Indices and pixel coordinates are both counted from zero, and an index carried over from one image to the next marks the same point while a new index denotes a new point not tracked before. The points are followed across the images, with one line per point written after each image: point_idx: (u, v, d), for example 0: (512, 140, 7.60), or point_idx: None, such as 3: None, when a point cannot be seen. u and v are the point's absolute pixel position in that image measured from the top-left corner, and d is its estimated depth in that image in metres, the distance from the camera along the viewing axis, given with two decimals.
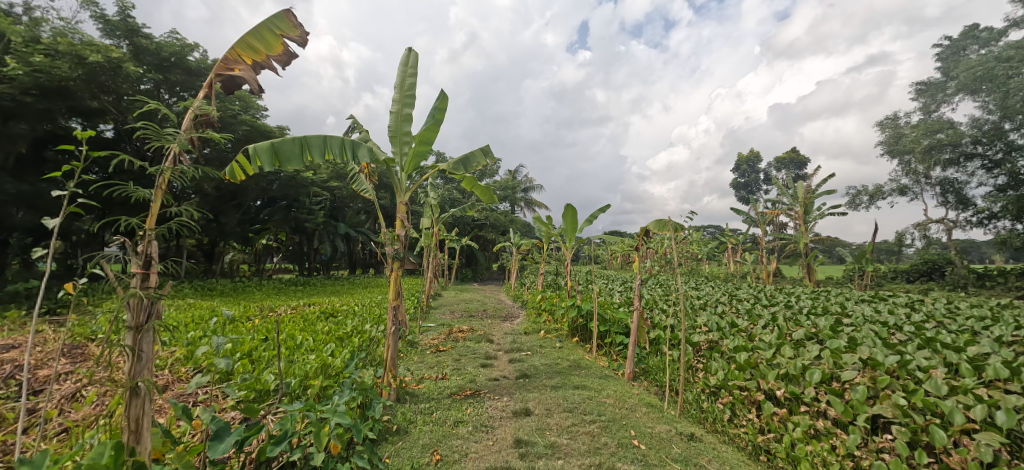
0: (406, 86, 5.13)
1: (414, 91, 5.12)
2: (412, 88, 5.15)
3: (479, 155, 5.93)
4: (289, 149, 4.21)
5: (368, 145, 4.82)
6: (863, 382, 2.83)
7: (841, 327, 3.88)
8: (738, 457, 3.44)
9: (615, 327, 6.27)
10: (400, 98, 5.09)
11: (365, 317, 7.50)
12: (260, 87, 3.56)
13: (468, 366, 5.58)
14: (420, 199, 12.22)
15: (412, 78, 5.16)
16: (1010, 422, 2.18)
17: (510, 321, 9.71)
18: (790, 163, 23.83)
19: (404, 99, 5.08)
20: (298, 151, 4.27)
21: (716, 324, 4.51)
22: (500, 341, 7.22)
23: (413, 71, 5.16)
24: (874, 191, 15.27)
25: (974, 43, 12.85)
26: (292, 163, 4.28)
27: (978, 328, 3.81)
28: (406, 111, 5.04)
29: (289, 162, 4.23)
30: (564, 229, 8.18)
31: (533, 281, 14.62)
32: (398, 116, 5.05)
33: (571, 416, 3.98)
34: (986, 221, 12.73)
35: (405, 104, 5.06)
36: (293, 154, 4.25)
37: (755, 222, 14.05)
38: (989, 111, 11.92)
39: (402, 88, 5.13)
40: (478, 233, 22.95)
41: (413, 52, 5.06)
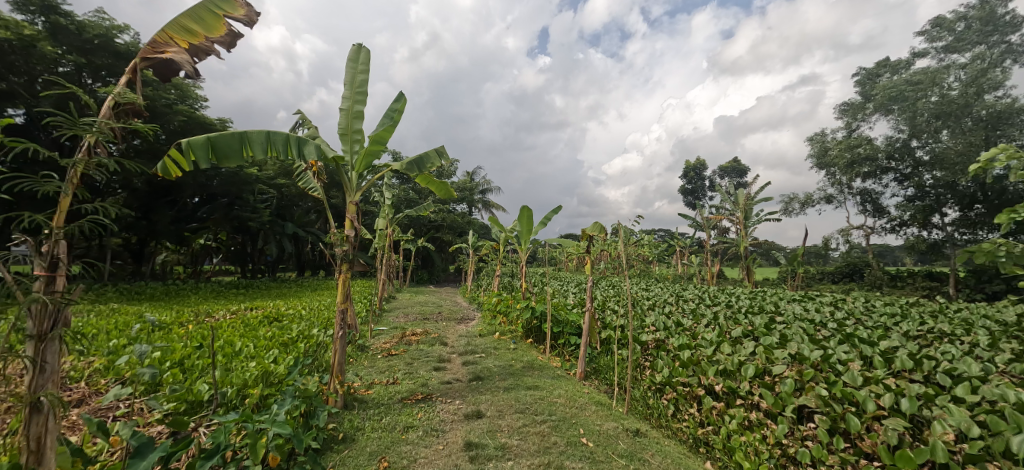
0: (358, 83, 4.98)
1: (365, 88, 4.97)
2: (365, 85, 5.00)
3: (434, 156, 5.85)
4: (228, 144, 3.95)
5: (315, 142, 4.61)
6: (791, 375, 3.03)
7: (774, 324, 4.16)
8: (680, 450, 3.61)
9: (568, 328, 6.40)
10: (350, 95, 4.93)
11: (313, 320, 7.19)
12: (196, 72, 3.32)
13: (420, 369, 5.47)
14: (374, 199, 11.90)
15: (364, 75, 5.01)
16: (912, 408, 2.38)
17: (465, 323, 9.64)
18: (733, 171, 25.38)
19: (356, 96, 4.93)
20: (238, 146, 4.01)
21: (663, 324, 4.68)
22: (455, 344, 7.15)
23: (366, 68, 5.02)
24: (805, 199, 16.57)
25: (887, 70, 14.27)
26: (232, 159, 4.03)
27: (890, 324, 4.22)
28: (358, 107, 4.89)
29: (227, 157, 3.97)
30: (519, 231, 8.24)
31: (490, 283, 14.61)
32: (349, 112, 4.88)
33: (523, 417, 4.00)
34: (898, 227, 14.17)
35: (356, 101, 4.90)
36: (232, 149, 4.00)
37: (700, 226, 14.84)
38: (900, 131, 13.22)
39: (353, 85, 4.97)
40: (434, 234, 22.63)
41: (364, 48, 4.91)
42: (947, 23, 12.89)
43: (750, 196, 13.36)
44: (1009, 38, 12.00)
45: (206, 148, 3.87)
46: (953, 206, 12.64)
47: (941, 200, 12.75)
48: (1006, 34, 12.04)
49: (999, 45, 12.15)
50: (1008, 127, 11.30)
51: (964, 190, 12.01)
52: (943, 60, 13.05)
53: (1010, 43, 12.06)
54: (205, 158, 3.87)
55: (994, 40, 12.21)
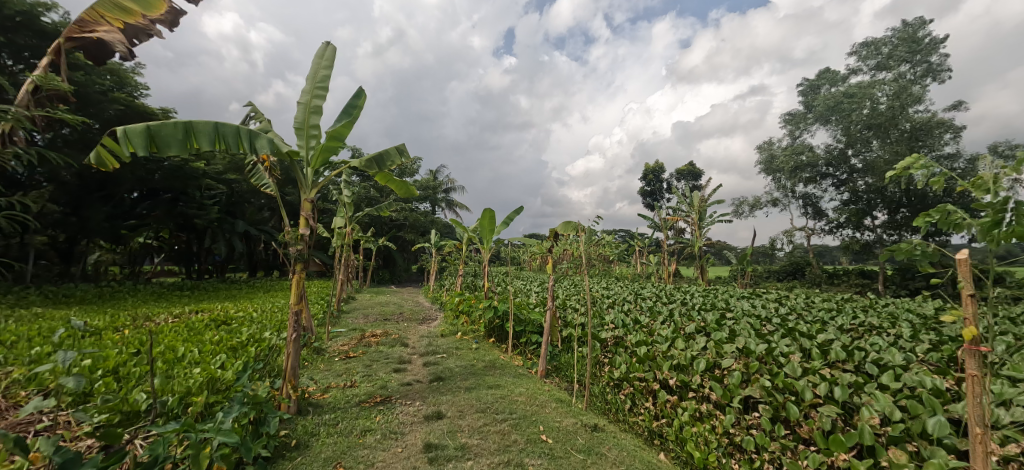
0: (319, 78, 4.81)
1: (327, 83, 4.82)
2: (325, 80, 4.84)
3: (395, 154, 5.74)
4: (169, 135, 3.73)
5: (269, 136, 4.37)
6: (738, 368, 3.20)
7: (724, 320, 4.40)
8: (636, 443, 3.73)
9: (530, 327, 6.45)
10: (309, 89, 4.76)
11: (265, 323, 6.87)
12: (115, 50, 4.53)
13: (379, 371, 5.34)
14: (333, 197, 11.51)
15: (326, 70, 4.85)
16: (844, 395, 2.56)
17: (428, 324, 9.51)
18: (688, 174, 26.47)
19: (315, 91, 4.75)
20: (180, 137, 3.76)
21: (622, 321, 4.82)
22: (416, 345, 7.04)
23: (327, 63, 4.86)
24: (754, 202, 17.54)
25: (826, 82, 15.35)
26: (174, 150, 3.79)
27: (827, 319, 4.55)
28: (317, 103, 4.72)
29: (167, 146, 3.71)
30: (482, 231, 8.22)
31: (453, 283, 14.49)
32: (308, 107, 4.71)
33: (483, 416, 4.00)
34: (835, 229, 15.27)
35: (315, 96, 4.73)
36: (174, 140, 3.76)
37: (658, 227, 15.37)
38: (838, 139, 14.28)
39: (314, 80, 4.80)
40: (396, 233, 22.16)
41: (329, 44, 4.78)
42: (878, 42, 14.05)
43: (704, 198, 13.99)
44: (930, 58, 13.20)
45: (145, 137, 3.69)
46: (882, 210, 13.76)
47: (872, 204, 13.86)
48: (928, 54, 13.24)
49: (922, 64, 13.36)
50: (928, 139, 12.35)
51: (891, 195, 13.11)
52: (874, 75, 14.19)
53: (931, 63, 13.28)
54: (144, 148, 3.69)
55: (917, 59, 13.41)
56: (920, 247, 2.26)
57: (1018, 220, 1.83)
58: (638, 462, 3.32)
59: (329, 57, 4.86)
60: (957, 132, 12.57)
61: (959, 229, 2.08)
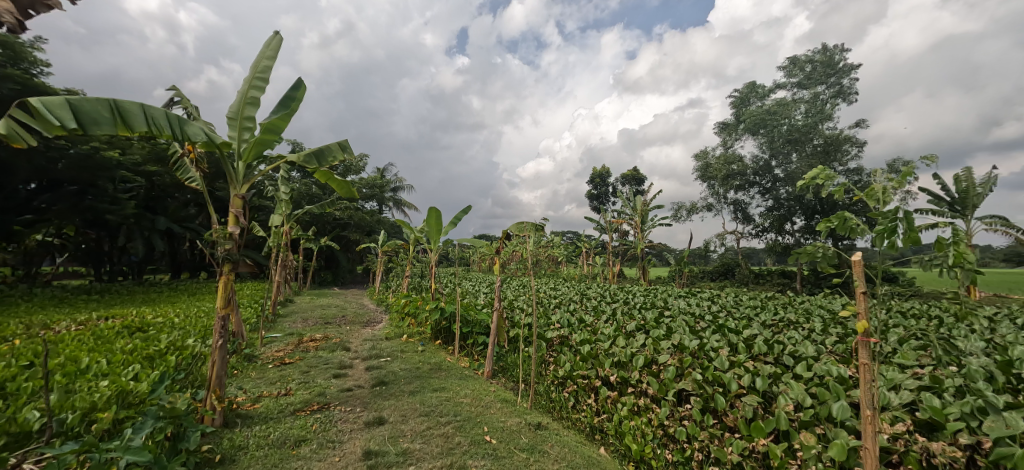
0: (260, 68, 4.51)
1: (269, 74, 4.53)
2: (267, 71, 4.54)
3: (337, 150, 5.51)
4: (98, 110, 3.33)
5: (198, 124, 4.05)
6: (673, 363, 3.38)
7: (662, 318, 4.63)
8: (577, 439, 3.83)
9: (477, 328, 6.42)
10: (248, 79, 4.46)
11: (188, 328, 6.31)
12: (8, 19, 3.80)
13: (317, 378, 5.09)
14: (269, 193, 10.80)
15: (269, 60, 4.56)
16: (764, 385, 2.77)
17: (371, 326, 9.20)
18: (632, 179, 27.66)
19: (253, 81, 4.45)
20: (110, 113, 3.37)
21: (567, 321, 4.93)
22: (358, 348, 6.78)
23: (271, 53, 4.56)
24: (691, 206, 18.65)
25: (755, 96, 16.57)
26: (105, 129, 3.36)
27: (752, 315, 4.93)
28: (254, 94, 4.42)
29: (96, 124, 3.30)
30: (429, 232, 8.08)
31: (399, 284, 14.14)
32: (243, 97, 4.40)
33: (427, 419, 3.93)
34: (761, 233, 16.58)
35: (252, 86, 4.43)
36: (105, 117, 3.35)
37: (603, 229, 15.90)
38: (763, 150, 15.50)
39: (253, 69, 4.48)
40: (340, 233, 21.24)
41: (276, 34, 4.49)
42: (800, 62, 15.36)
43: (646, 202, 14.66)
44: (842, 81, 14.71)
45: (67, 112, 3.22)
46: (800, 216, 15.15)
47: (792, 211, 15.22)
48: (841, 77, 14.75)
49: (835, 85, 14.87)
50: (835, 155, 13.74)
51: (807, 203, 14.48)
52: (795, 93, 15.56)
53: (843, 85, 14.80)
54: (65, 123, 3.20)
55: (831, 81, 14.90)
56: (823, 249, 2.53)
57: (904, 225, 2.08)
58: (579, 457, 3.41)
59: (274, 47, 4.56)
60: (860, 146, 14.03)
61: (856, 233, 2.33)
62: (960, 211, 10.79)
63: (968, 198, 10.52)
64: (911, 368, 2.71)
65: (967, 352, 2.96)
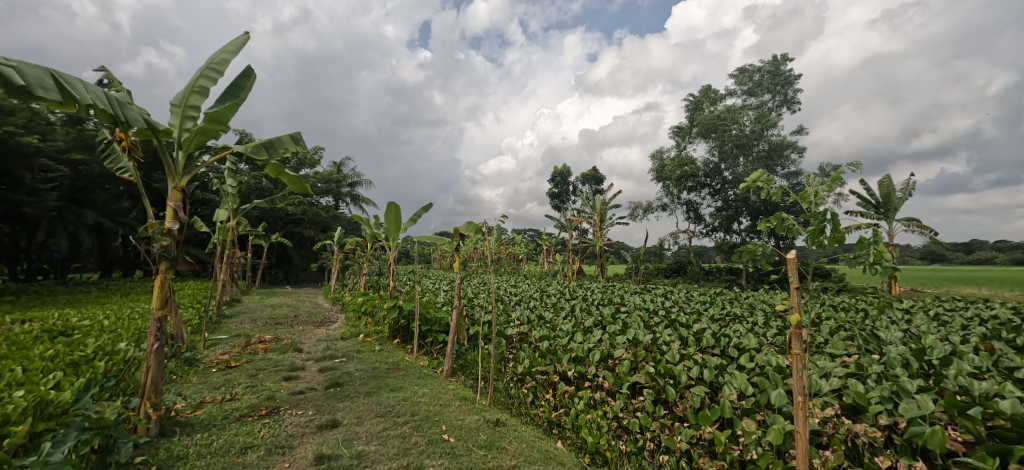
0: (216, 60, 4.24)
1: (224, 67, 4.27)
2: (224, 64, 4.28)
3: (291, 142, 5.25)
4: (41, 75, 2.96)
5: (134, 108, 3.73)
6: (628, 357, 3.49)
7: (618, 314, 4.79)
8: (535, 434, 3.88)
9: (436, 326, 6.34)
10: (200, 69, 4.18)
11: (120, 332, 5.82)
12: None
13: (266, 381, 4.85)
14: (213, 187, 10.14)
15: (229, 55, 4.29)
16: (711, 376, 2.90)
17: (326, 326, 8.88)
18: (591, 178, 28.28)
19: (204, 70, 4.17)
20: (54, 81, 3.03)
21: (527, 317, 4.99)
22: (311, 349, 6.53)
23: (234, 48, 4.29)
24: (647, 206, 19.32)
25: (708, 101, 17.37)
26: (52, 93, 2.96)
27: (701, 310, 5.19)
28: (203, 83, 4.14)
29: (44, 87, 2.92)
30: (388, 229, 7.90)
31: (356, 283, 13.73)
32: (192, 85, 4.12)
33: (384, 420, 3.85)
34: (710, 232, 17.45)
35: (203, 75, 4.16)
36: (49, 83, 2.99)
37: (564, 227, 16.16)
38: (714, 154, 16.29)
39: (207, 58, 4.21)
40: (292, 229, 20.32)
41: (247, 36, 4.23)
42: (749, 71, 16.20)
43: (605, 201, 15.03)
44: (786, 91, 15.75)
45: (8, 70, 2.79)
46: (746, 217, 16.08)
47: (738, 212, 16.12)
48: (785, 87, 15.77)
49: (780, 95, 15.89)
50: (778, 159, 15.06)
51: (753, 205, 15.38)
52: (744, 100, 16.43)
53: (787, 95, 15.84)
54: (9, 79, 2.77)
55: (777, 90, 15.87)
56: (762, 247, 2.71)
57: (831, 225, 2.26)
58: (536, 452, 3.45)
59: (239, 44, 4.29)
60: (803, 153, 15.24)
61: (792, 232, 2.51)
62: (883, 214, 11.85)
63: (890, 202, 11.57)
64: (840, 357, 2.95)
65: (887, 342, 3.26)
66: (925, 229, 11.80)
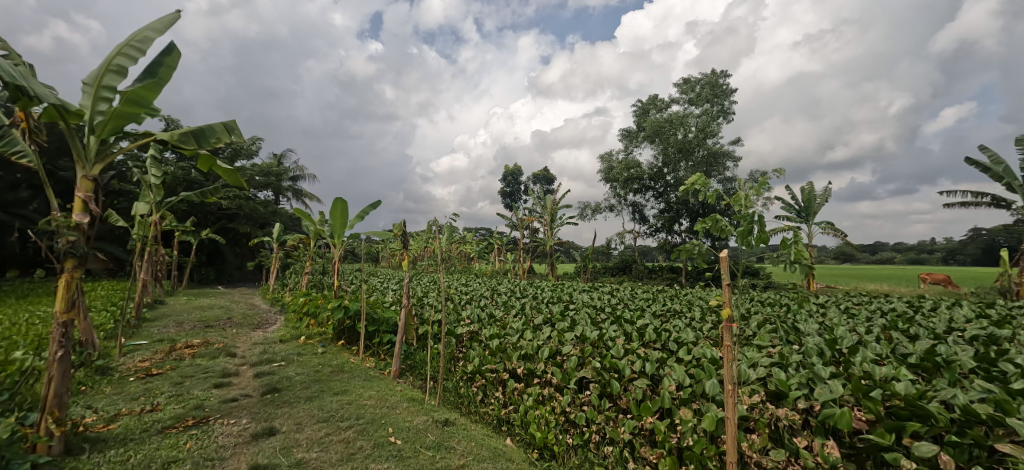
0: (138, 37, 3.86)
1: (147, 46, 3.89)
2: (148, 43, 3.90)
3: (225, 132, 4.89)
4: None
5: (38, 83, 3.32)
6: (575, 353, 3.60)
7: (567, 311, 4.92)
8: (484, 432, 3.87)
9: (384, 326, 6.15)
10: (119, 46, 3.77)
11: (15, 339, 5.14)
12: None
13: (193, 389, 4.47)
14: (133, 177, 9.21)
15: (154, 33, 3.91)
16: (652, 369, 3.04)
17: (263, 329, 8.36)
18: (543, 179, 28.75)
19: (122, 47, 3.77)
20: None
21: (477, 316, 4.98)
22: (246, 354, 6.11)
23: (161, 26, 3.92)
24: (595, 207, 19.94)
25: (654, 108, 18.19)
26: None
27: (645, 307, 5.45)
28: (122, 62, 3.74)
29: None
30: (333, 226, 7.57)
31: (297, 282, 13.05)
32: (107, 64, 3.71)
33: (326, 426, 3.69)
34: (654, 232, 18.32)
35: (121, 53, 3.75)
36: None
37: (515, 226, 16.31)
38: (658, 158, 17.12)
39: (127, 35, 3.81)
40: (226, 225, 18.92)
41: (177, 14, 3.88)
42: (692, 82, 17.19)
43: (556, 201, 15.34)
44: (724, 102, 16.86)
45: None
46: (686, 219, 17.06)
47: (679, 214, 17.06)
48: (723, 99, 16.88)
49: (718, 105, 16.98)
50: (716, 166, 16.08)
51: (692, 207, 16.32)
52: (687, 108, 17.35)
53: (724, 106, 16.96)
54: None
55: (716, 101, 16.93)
56: (699, 247, 2.89)
57: (758, 226, 2.46)
58: (485, 450, 3.45)
59: (168, 22, 3.92)
60: (737, 162, 16.38)
61: (724, 233, 2.70)
62: (804, 217, 13.01)
63: (810, 206, 12.73)
64: (766, 347, 3.21)
65: (806, 333, 3.60)
66: (839, 231, 13.10)
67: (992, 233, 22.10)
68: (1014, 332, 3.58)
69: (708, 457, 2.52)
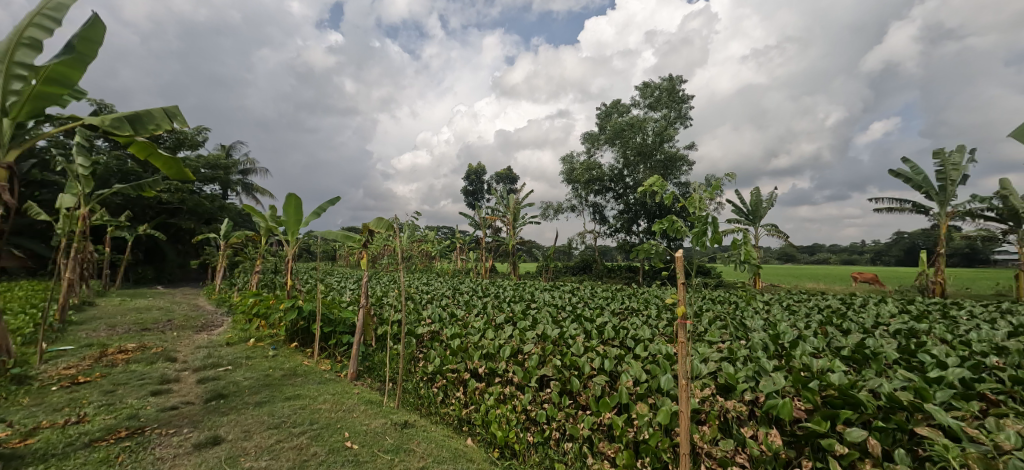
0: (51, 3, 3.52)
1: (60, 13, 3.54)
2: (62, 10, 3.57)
3: (165, 119, 4.53)
4: None
5: None
6: (536, 352, 3.62)
7: (529, 310, 4.96)
8: (445, 433, 3.83)
9: (341, 327, 5.94)
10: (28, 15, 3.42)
11: None
12: None
13: (127, 398, 4.12)
14: (57, 166, 8.37)
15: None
16: (611, 366, 3.10)
17: (207, 332, 7.85)
18: (506, 178, 28.81)
19: (33, 16, 3.43)
20: None
21: (438, 316, 4.91)
22: (188, 358, 5.72)
23: None
24: (557, 207, 20.23)
25: (615, 112, 18.62)
26: None
27: (604, 305, 5.58)
28: (34, 34, 3.40)
29: None
30: (286, 222, 7.22)
31: (247, 282, 12.37)
32: (18, 35, 3.38)
33: (277, 432, 3.52)
34: (613, 232, 18.81)
35: (33, 24, 3.42)
36: None
37: (478, 225, 16.26)
38: (619, 161, 17.59)
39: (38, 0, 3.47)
40: (167, 220, 17.64)
41: None
42: (652, 86, 17.72)
43: (518, 201, 15.42)
44: (681, 107, 17.52)
45: None
46: (644, 220, 17.65)
47: (637, 215, 17.61)
48: (681, 104, 17.54)
49: (676, 111, 17.62)
50: (672, 170, 16.71)
51: (650, 209, 16.90)
52: (647, 112, 17.90)
53: (682, 111, 17.64)
54: None
55: (673, 106, 17.57)
56: (656, 247, 2.99)
57: (711, 228, 2.58)
58: (445, 451, 3.41)
59: None
60: (691, 166, 17.12)
61: (680, 233, 2.80)
62: (751, 220, 13.80)
63: (757, 210, 13.51)
64: (716, 343, 3.38)
65: (751, 329, 3.82)
66: (782, 233, 14.00)
67: (912, 236, 24.38)
68: (930, 326, 3.97)
69: (663, 449, 2.62)
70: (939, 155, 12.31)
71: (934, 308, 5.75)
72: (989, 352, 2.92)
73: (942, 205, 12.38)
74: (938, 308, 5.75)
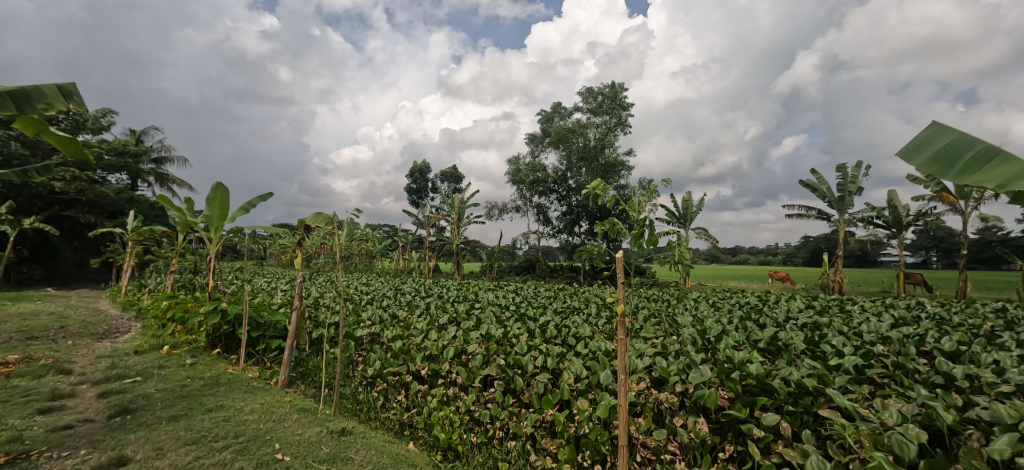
0: None
1: None
2: None
3: (59, 97, 4.00)
4: None
5: None
6: (480, 351, 3.62)
7: (472, 310, 4.95)
8: (385, 438, 3.70)
9: (271, 331, 5.55)
10: None
11: None
12: None
13: (7, 418, 3.55)
14: None
15: None
16: (553, 363, 3.16)
17: (111, 339, 7.01)
18: (451, 177, 28.53)
19: None
20: None
21: (379, 317, 4.76)
22: (87, 369, 5.06)
23: None
24: (502, 207, 20.36)
25: (558, 116, 19.07)
26: None
27: (547, 304, 5.68)
28: None
29: None
30: (208, 218, 6.62)
31: (159, 282, 11.14)
32: None
33: (196, 448, 3.22)
34: (556, 233, 19.25)
35: None
36: None
37: (421, 223, 15.95)
38: (562, 164, 18.06)
39: None
40: (60, 212, 15.49)
41: None
42: (594, 93, 18.35)
43: (463, 200, 15.30)
44: (621, 114, 18.29)
45: None
46: (585, 221, 18.25)
47: (579, 217, 18.18)
48: (621, 111, 18.31)
49: (616, 117, 18.38)
50: (612, 174, 17.42)
51: (591, 211, 17.49)
52: (589, 117, 18.52)
53: (622, 118, 18.42)
54: None
55: (614, 112, 18.31)
56: (597, 248, 3.13)
57: (648, 230, 2.74)
58: (386, 457, 3.31)
59: None
60: (630, 170, 17.95)
61: (620, 235, 2.94)
62: (682, 222, 14.76)
63: (687, 214, 14.50)
64: (651, 339, 3.58)
65: (681, 325, 4.08)
66: (710, 236, 15.12)
67: (817, 240, 27.34)
68: (830, 319, 4.47)
69: (602, 442, 2.72)
70: (841, 168, 13.86)
71: (833, 304, 6.49)
72: (876, 341, 3.34)
73: (841, 212, 14.00)
74: (836, 304, 6.49)
